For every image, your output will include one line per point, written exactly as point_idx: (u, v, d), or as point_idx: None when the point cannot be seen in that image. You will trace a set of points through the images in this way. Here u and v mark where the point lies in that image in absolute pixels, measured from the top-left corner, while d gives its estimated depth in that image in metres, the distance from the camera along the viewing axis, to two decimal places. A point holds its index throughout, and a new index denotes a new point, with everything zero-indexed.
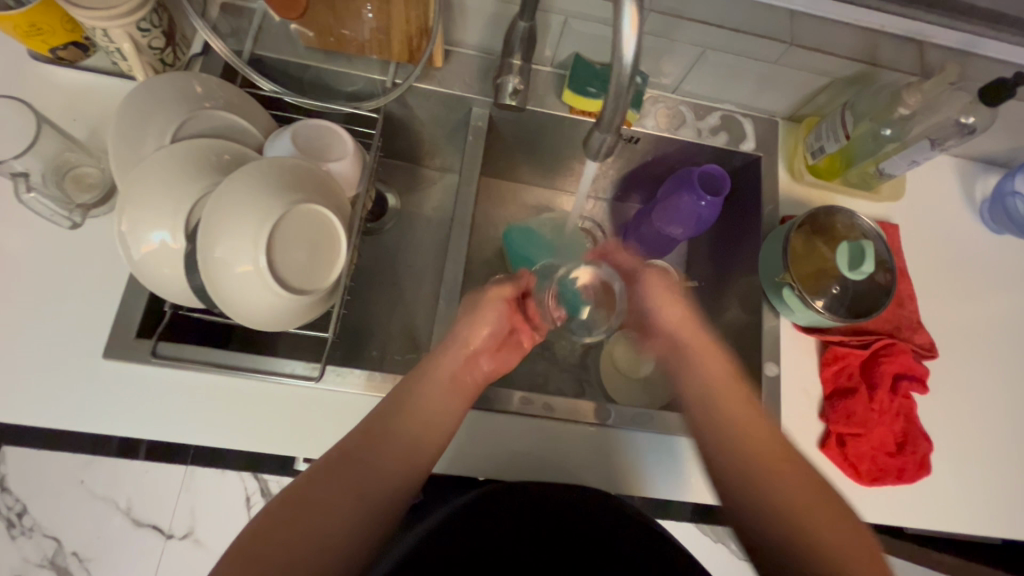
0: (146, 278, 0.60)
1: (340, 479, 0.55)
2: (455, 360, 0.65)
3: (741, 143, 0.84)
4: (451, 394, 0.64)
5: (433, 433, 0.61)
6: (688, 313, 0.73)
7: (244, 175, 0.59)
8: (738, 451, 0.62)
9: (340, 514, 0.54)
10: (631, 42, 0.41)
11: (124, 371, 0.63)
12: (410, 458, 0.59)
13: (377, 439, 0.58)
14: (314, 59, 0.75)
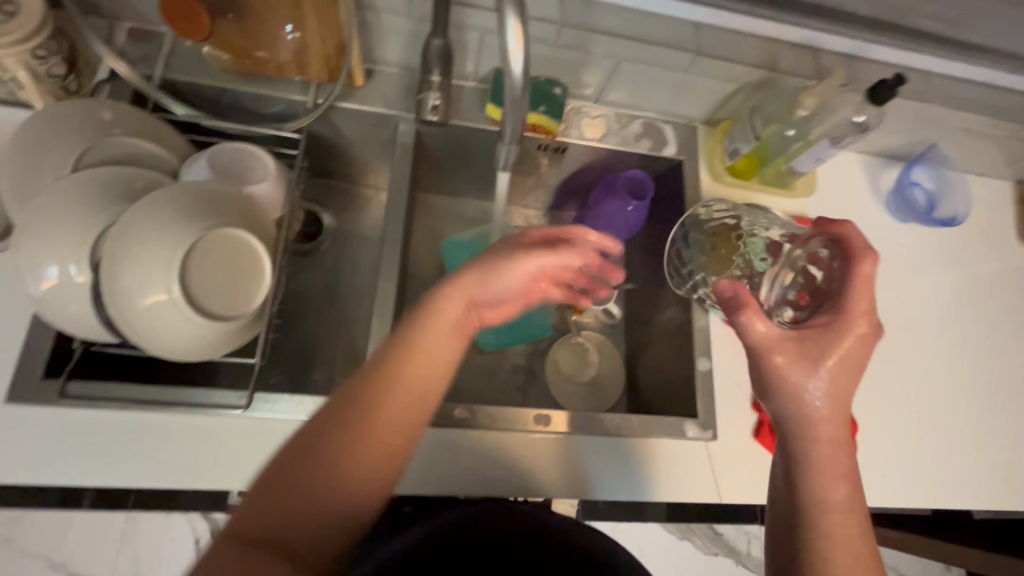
0: (52, 315, 0.58)
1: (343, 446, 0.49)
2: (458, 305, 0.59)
3: (663, 148, 0.87)
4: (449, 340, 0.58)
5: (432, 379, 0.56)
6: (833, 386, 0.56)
7: (151, 202, 0.58)
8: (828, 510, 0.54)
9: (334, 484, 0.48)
10: (518, 57, 0.43)
11: (35, 413, 0.60)
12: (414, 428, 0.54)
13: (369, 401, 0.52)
14: (231, 82, 0.74)
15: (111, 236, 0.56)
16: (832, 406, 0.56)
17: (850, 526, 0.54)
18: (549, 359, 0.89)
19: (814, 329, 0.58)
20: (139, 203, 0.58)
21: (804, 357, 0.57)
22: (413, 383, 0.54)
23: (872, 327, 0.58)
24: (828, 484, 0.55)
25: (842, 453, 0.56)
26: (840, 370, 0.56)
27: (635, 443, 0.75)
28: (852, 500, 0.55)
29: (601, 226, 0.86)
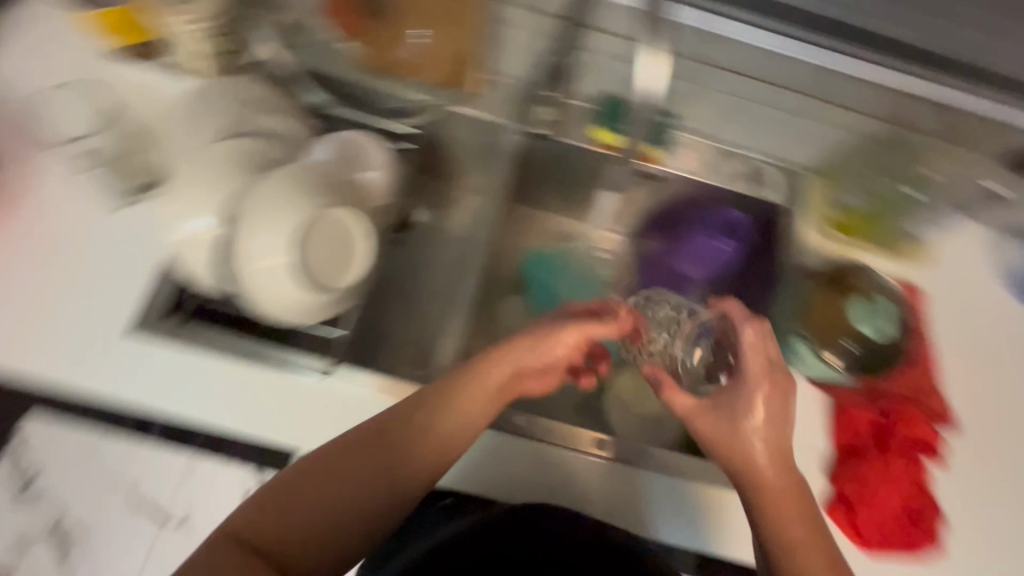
0: (183, 261, 0.65)
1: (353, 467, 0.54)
2: (502, 374, 0.60)
3: (766, 191, 0.84)
4: (472, 410, 0.59)
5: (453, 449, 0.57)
6: (762, 427, 0.56)
7: (287, 175, 0.65)
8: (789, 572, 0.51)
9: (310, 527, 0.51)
10: None
11: (141, 347, 0.66)
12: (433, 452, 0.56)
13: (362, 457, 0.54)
14: (359, 75, 0.79)
15: (244, 199, 0.63)
16: (772, 469, 0.55)
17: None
18: (611, 388, 0.88)
19: (728, 393, 0.58)
20: (268, 177, 0.64)
21: (718, 432, 0.57)
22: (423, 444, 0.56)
23: (778, 385, 0.57)
24: (783, 529, 0.52)
25: (792, 502, 0.53)
26: (767, 426, 0.56)
27: (692, 488, 0.71)
28: (815, 544, 0.52)
29: (687, 260, 0.88)
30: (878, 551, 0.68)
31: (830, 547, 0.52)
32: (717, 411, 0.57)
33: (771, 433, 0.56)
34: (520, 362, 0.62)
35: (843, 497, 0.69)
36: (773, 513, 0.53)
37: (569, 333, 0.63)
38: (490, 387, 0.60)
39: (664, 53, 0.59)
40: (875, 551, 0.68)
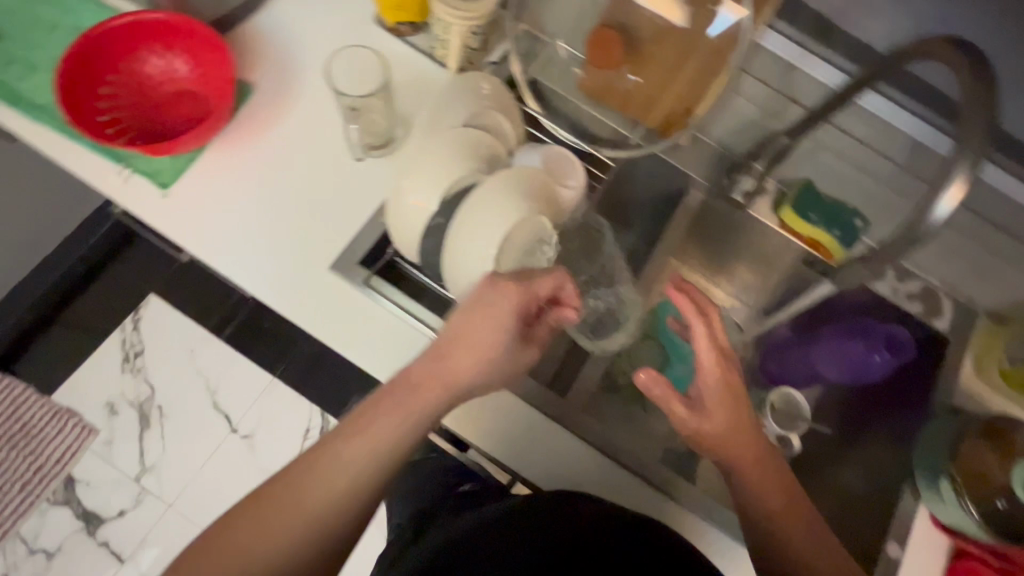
0: (398, 224, 0.71)
1: (274, 519, 0.58)
2: (432, 365, 0.62)
3: (935, 319, 0.83)
4: (391, 424, 0.62)
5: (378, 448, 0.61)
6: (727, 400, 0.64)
7: (503, 183, 0.69)
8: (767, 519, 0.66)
9: (253, 533, 0.58)
10: (947, 205, 0.48)
11: (336, 286, 0.73)
12: (361, 460, 0.61)
13: (291, 477, 0.60)
14: (579, 99, 0.85)
15: (467, 198, 0.68)
16: (756, 469, 0.66)
17: (800, 519, 0.66)
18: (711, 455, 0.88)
19: (696, 391, 0.66)
20: (485, 183, 0.68)
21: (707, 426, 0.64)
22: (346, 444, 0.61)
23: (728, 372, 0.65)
24: (757, 486, 0.66)
25: (764, 462, 0.66)
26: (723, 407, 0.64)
27: None
28: (787, 496, 0.66)
29: (832, 364, 0.84)
30: None
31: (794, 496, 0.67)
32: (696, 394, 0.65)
33: (735, 416, 0.65)
34: (426, 378, 0.63)
35: None
36: (751, 479, 0.66)
37: (506, 314, 0.61)
38: (411, 407, 0.62)
39: (967, 187, 0.47)
40: None
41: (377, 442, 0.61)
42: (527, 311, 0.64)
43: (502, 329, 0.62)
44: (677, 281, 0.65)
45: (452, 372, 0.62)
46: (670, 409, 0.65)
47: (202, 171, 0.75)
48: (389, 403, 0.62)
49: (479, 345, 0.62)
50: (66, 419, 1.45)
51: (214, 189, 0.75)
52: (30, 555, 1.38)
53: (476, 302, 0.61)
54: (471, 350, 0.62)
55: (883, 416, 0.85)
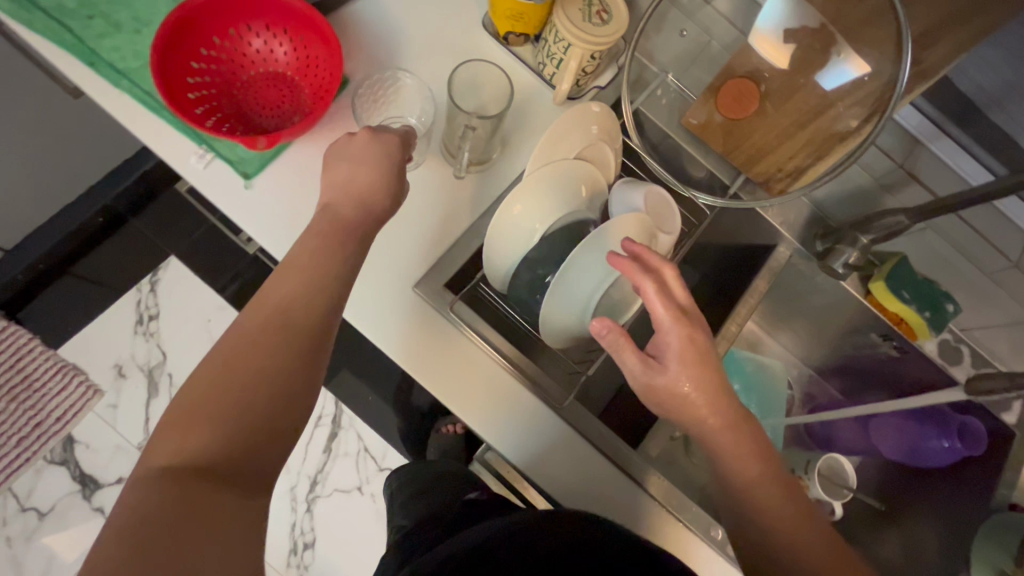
0: (494, 249, 0.69)
1: (243, 367, 0.52)
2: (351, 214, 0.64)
3: (1003, 411, 0.82)
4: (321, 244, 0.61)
5: (322, 273, 0.59)
6: (701, 360, 0.61)
7: (615, 231, 0.67)
8: (755, 510, 0.60)
9: (242, 382, 0.51)
10: None
11: (418, 305, 0.71)
12: (313, 280, 0.58)
13: (251, 331, 0.54)
14: (681, 137, 0.83)
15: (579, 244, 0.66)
16: (728, 434, 0.61)
17: (786, 506, 0.60)
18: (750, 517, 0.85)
19: (661, 352, 0.63)
20: (601, 229, 0.66)
21: (675, 405, 0.62)
22: (293, 277, 0.58)
23: (698, 340, 0.62)
24: (736, 465, 0.61)
25: (743, 444, 0.61)
26: (696, 382, 0.61)
27: None
28: (769, 479, 0.60)
29: (889, 439, 0.86)
30: None
31: (778, 475, 0.61)
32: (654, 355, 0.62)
33: (710, 384, 0.61)
34: (347, 216, 0.64)
35: None
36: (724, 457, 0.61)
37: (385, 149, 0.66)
38: (348, 238, 0.62)
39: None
40: None
41: (325, 274, 0.59)
42: (400, 163, 0.67)
43: (390, 170, 0.65)
44: (630, 245, 0.64)
45: (360, 210, 0.64)
46: (676, 389, 0.61)
47: (290, 164, 0.71)
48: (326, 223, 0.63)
49: (369, 193, 0.64)
50: (70, 376, 1.38)
51: (300, 186, 0.70)
52: (22, 513, 1.34)
53: (348, 148, 0.66)
54: (353, 186, 0.64)
55: (930, 496, 0.85)
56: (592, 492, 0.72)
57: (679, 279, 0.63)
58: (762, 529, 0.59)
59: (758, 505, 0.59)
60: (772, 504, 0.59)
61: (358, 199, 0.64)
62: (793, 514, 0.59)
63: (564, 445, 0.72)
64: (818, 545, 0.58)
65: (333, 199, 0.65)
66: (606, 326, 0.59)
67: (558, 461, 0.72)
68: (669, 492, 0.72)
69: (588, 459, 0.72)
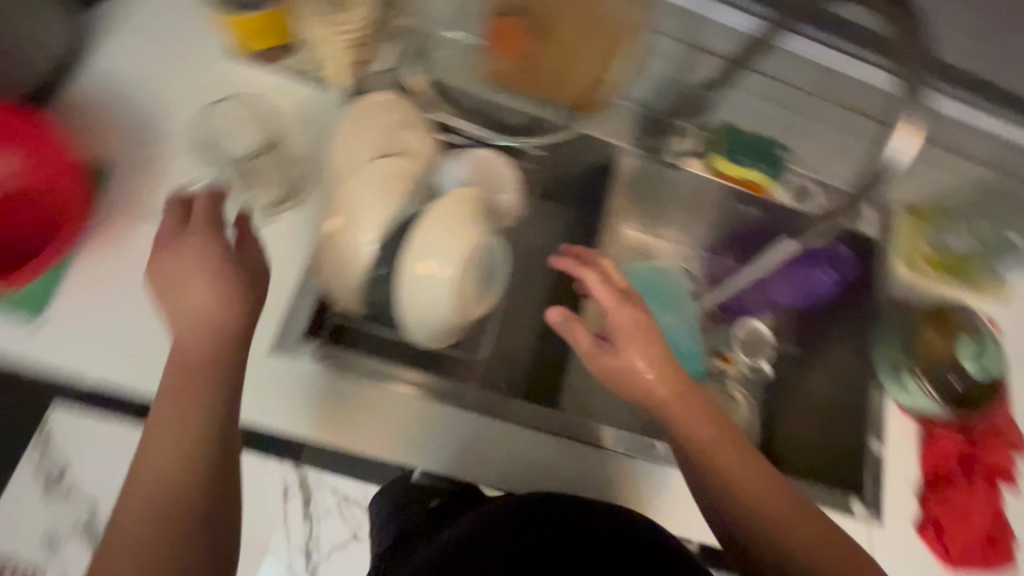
0: (336, 282, 0.64)
1: (154, 479, 0.46)
2: (189, 313, 0.50)
3: (861, 226, 0.88)
4: (180, 318, 0.50)
5: (199, 344, 0.49)
6: (647, 334, 0.60)
7: (441, 205, 0.63)
8: (724, 489, 0.60)
9: (153, 499, 0.46)
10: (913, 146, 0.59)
11: (279, 368, 0.65)
12: (201, 354, 0.49)
13: (155, 426, 0.48)
14: (484, 91, 0.77)
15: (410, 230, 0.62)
16: (682, 407, 0.60)
17: (752, 479, 0.60)
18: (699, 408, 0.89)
19: (609, 331, 0.62)
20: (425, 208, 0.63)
21: (625, 383, 0.60)
22: (179, 363, 0.49)
23: (641, 319, 0.60)
24: (704, 443, 0.60)
25: (703, 420, 0.60)
26: (646, 358, 0.59)
27: None
28: (733, 449, 0.60)
29: (787, 288, 0.89)
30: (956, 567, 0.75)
31: (740, 443, 0.61)
32: (607, 335, 0.62)
33: (654, 348, 0.60)
34: None
35: (933, 518, 0.76)
36: (690, 436, 0.60)
37: (188, 240, 0.51)
38: (213, 321, 0.49)
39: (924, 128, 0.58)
40: (959, 567, 0.75)
41: (195, 343, 0.49)
42: (217, 216, 0.53)
43: (219, 256, 0.51)
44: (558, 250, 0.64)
45: (216, 343, 0.49)
46: (631, 363, 0.59)
47: (77, 285, 0.62)
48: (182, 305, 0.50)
49: (219, 277, 0.51)
50: None
51: (99, 302, 0.62)
52: None
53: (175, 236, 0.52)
54: (185, 306, 0.50)
55: (839, 327, 0.89)
56: (532, 466, 0.70)
57: (620, 279, 0.63)
58: (737, 508, 0.60)
59: (728, 483, 0.59)
60: (741, 478, 0.60)
61: (186, 284, 0.50)
62: (762, 490, 0.60)
63: (497, 435, 0.71)
64: (792, 512, 0.60)
65: (186, 334, 0.50)
66: (562, 309, 0.61)
67: (498, 455, 0.70)
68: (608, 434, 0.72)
69: (525, 438, 0.71)
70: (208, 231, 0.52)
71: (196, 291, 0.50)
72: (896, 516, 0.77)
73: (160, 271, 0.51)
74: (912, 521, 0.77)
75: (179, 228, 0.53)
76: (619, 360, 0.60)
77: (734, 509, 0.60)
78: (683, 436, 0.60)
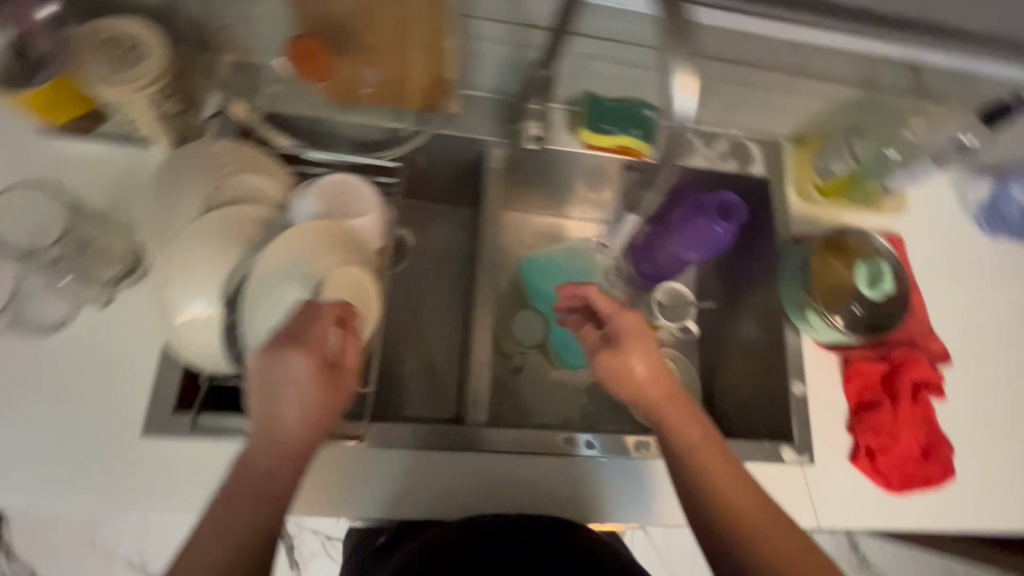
0: (189, 350, 0.61)
1: (203, 557, 0.46)
2: (289, 413, 0.51)
3: (750, 167, 0.86)
4: (307, 411, 0.51)
5: (291, 430, 0.51)
6: (648, 360, 0.61)
7: (277, 243, 0.61)
8: (734, 529, 0.54)
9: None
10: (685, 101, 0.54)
11: (154, 449, 0.61)
12: (279, 449, 0.50)
13: (227, 502, 0.48)
14: (325, 111, 0.74)
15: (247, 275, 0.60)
16: (694, 427, 0.59)
17: (765, 519, 0.54)
18: None
19: (611, 324, 0.64)
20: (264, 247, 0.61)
21: (607, 368, 0.62)
22: (263, 445, 0.50)
23: (643, 337, 0.62)
24: (710, 474, 0.56)
25: (715, 452, 0.58)
26: (641, 361, 0.61)
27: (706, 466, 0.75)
28: (732, 470, 0.57)
29: (688, 246, 0.83)
30: (900, 491, 0.75)
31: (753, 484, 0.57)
32: (594, 319, 0.66)
33: (647, 346, 0.62)
34: None
35: (864, 446, 0.76)
36: (694, 466, 0.57)
37: (302, 357, 0.51)
38: (279, 425, 0.51)
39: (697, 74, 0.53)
40: (900, 490, 0.75)
41: (267, 441, 0.50)
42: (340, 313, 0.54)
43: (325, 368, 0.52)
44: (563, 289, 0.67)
45: (284, 448, 0.51)
46: (628, 370, 0.62)
47: None
48: (269, 390, 0.51)
49: (304, 378, 0.51)
50: None
51: None
52: None
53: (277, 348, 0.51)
54: (302, 421, 0.51)
55: (756, 269, 0.85)
56: (454, 486, 0.70)
57: (642, 324, 0.64)
58: (721, 534, 0.54)
59: (734, 518, 0.54)
60: (748, 512, 0.54)
61: (288, 382, 0.51)
62: (750, 517, 0.54)
63: (447, 469, 0.70)
64: (797, 555, 0.52)
65: (259, 437, 0.51)
66: (565, 302, 0.68)
67: (449, 486, 0.70)
68: (527, 439, 0.72)
69: (467, 462, 0.71)
70: (316, 352, 0.51)
71: (283, 398, 0.51)
72: (828, 452, 0.76)
73: (275, 379, 0.51)
74: (848, 456, 0.76)
75: (292, 334, 0.52)
76: (605, 368, 0.62)
77: (741, 547, 0.53)
78: (687, 459, 0.58)
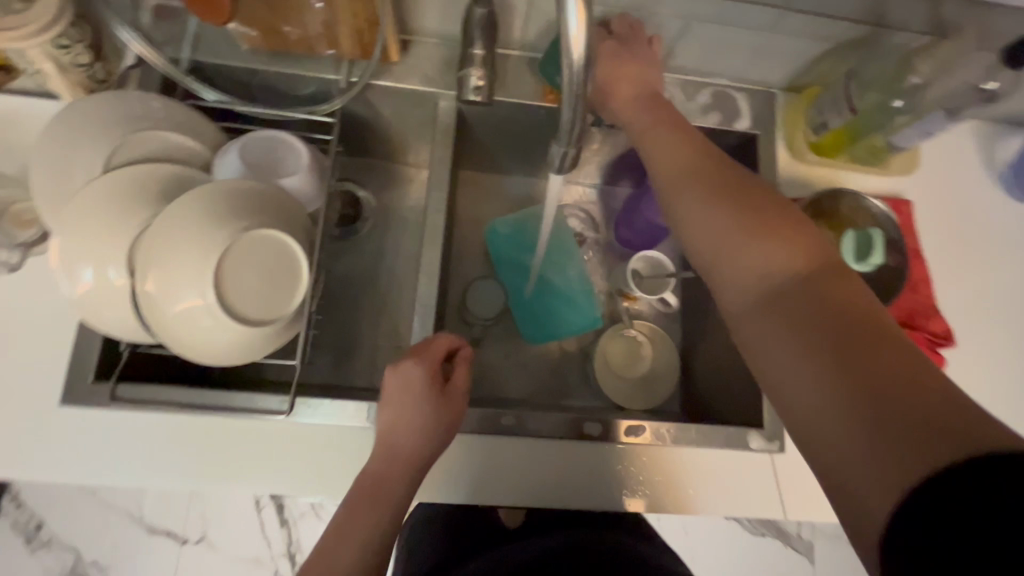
0: (88, 319, 0.56)
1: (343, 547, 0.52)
2: (406, 412, 0.58)
3: (735, 121, 0.76)
4: (422, 417, 0.58)
5: (412, 435, 0.57)
6: (641, 74, 0.66)
7: (179, 207, 0.54)
8: (735, 262, 0.49)
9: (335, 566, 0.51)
10: (582, 39, 0.38)
11: (79, 414, 0.61)
12: (401, 460, 0.57)
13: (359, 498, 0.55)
14: (259, 62, 0.70)
15: (144, 244, 0.54)
16: (714, 174, 0.54)
17: (775, 245, 0.48)
18: (598, 349, 0.86)
19: (617, 31, 0.68)
20: (164, 211, 0.55)
21: (615, 78, 0.65)
22: (388, 451, 0.57)
23: (646, 60, 0.67)
24: (716, 209, 0.52)
25: (732, 198, 0.52)
26: (633, 67, 0.66)
27: (666, 454, 0.70)
28: (765, 216, 0.50)
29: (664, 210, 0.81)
30: None
31: (786, 217, 0.49)
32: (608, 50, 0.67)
33: (641, 78, 0.65)
34: None
35: None
36: (700, 202, 0.53)
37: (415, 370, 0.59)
38: (403, 421, 0.57)
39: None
40: None
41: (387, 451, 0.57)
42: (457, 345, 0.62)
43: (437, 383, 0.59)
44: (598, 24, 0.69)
45: (416, 436, 0.57)
46: (623, 78, 0.66)
47: None
48: (391, 402, 0.58)
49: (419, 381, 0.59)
50: None
51: None
52: None
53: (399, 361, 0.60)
54: (416, 424, 0.58)
55: None
56: None
57: (650, 56, 0.67)
58: (688, 234, 0.53)
59: (731, 248, 0.50)
60: (754, 245, 0.48)
61: (401, 391, 0.59)
62: (716, 195, 0.53)
63: (475, 450, 0.69)
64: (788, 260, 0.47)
65: (393, 435, 0.58)
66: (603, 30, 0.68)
67: (478, 477, 0.68)
68: (472, 416, 0.68)
69: (479, 449, 0.69)
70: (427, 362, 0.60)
71: (401, 397, 0.58)
72: None
73: (395, 388, 0.59)
74: None
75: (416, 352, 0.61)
76: (609, 78, 0.65)
77: (734, 271, 0.49)
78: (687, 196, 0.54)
